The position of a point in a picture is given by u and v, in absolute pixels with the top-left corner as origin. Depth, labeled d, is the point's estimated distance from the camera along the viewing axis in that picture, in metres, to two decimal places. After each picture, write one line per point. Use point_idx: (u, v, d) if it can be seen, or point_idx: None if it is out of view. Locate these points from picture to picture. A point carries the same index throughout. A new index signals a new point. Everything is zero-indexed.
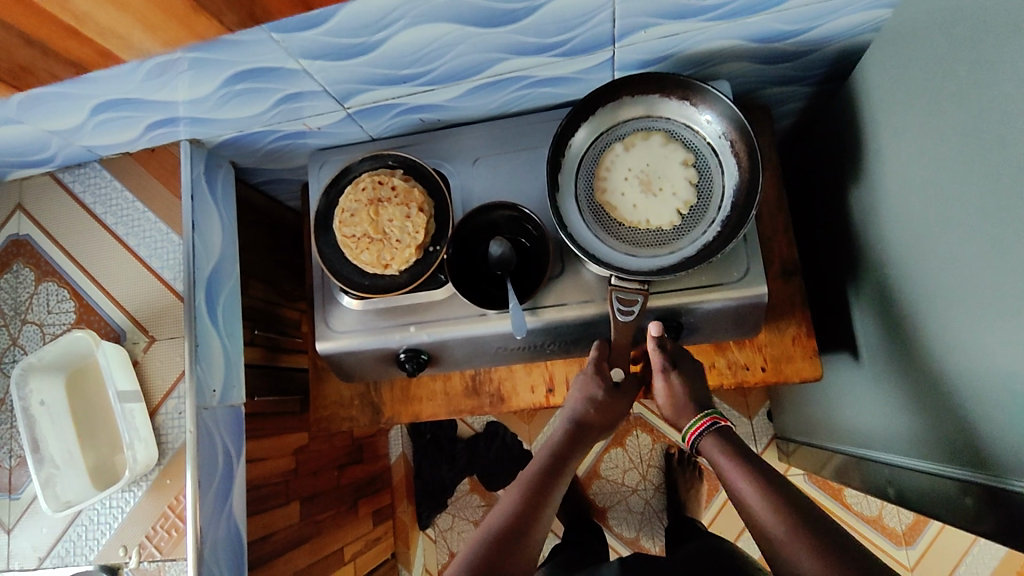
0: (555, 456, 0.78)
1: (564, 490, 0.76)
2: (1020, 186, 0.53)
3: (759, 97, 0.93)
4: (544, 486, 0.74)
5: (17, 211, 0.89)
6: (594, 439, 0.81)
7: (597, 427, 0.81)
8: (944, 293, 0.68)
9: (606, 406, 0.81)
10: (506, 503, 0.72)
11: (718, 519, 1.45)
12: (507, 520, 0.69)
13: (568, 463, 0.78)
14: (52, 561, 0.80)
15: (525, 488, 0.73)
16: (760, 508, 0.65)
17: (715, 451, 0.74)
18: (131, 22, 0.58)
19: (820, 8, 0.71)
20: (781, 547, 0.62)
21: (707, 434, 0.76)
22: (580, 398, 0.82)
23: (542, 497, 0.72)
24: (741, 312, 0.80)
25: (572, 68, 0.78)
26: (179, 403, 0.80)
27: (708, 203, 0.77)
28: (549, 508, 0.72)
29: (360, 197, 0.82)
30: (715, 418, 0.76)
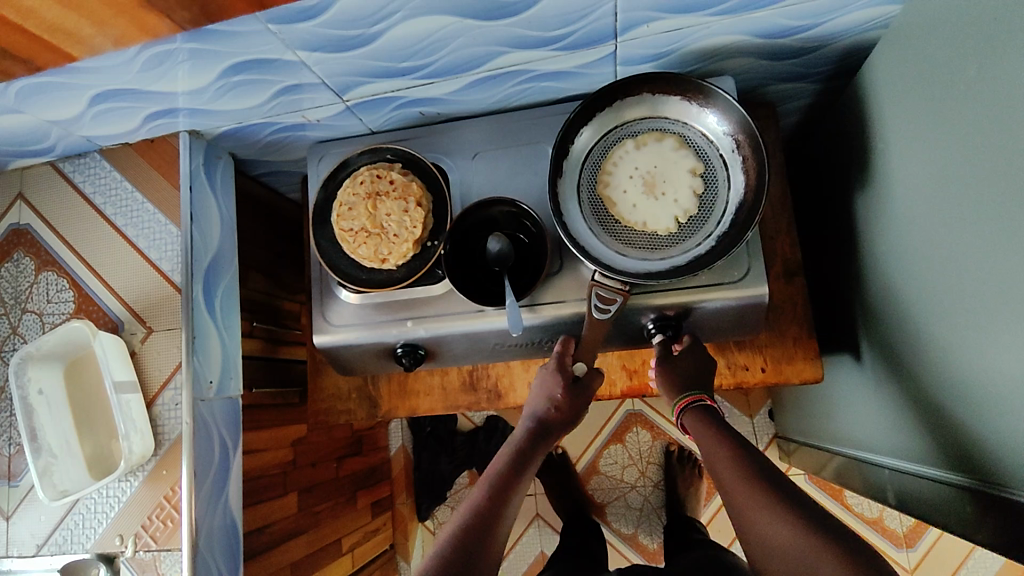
0: (518, 453, 0.77)
1: (525, 488, 0.75)
2: None
3: (765, 93, 0.91)
4: (507, 484, 0.73)
5: (18, 200, 0.89)
6: (556, 435, 0.80)
7: (558, 423, 0.80)
8: (948, 296, 0.67)
9: (568, 403, 0.79)
10: (469, 503, 0.71)
11: (717, 517, 1.44)
12: (468, 522, 0.69)
13: (527, 461, 0.77)
14: (50, 548, 0.80)
15: (489, 489, 0.72)
16: (733, 475, 0.65)
17: (695, 425, 0.74)
18: (78, 19, 0.57)
19: (828, 3, 0.70)
20: (749, 516, 0.61)
21: (688, 410, 0.75)
22: (542, 396, 0.79)
23: (504, 497, 0.72)
24: (741, 312, 0.79)
25: (573, 62, 0.77)
26: (176, 394, 0.80)
27: (709, 214, 0.76)
28: (509, 508, 0.72)
29: (358, 191, 0.82)
30: (697, 396, 0.76)
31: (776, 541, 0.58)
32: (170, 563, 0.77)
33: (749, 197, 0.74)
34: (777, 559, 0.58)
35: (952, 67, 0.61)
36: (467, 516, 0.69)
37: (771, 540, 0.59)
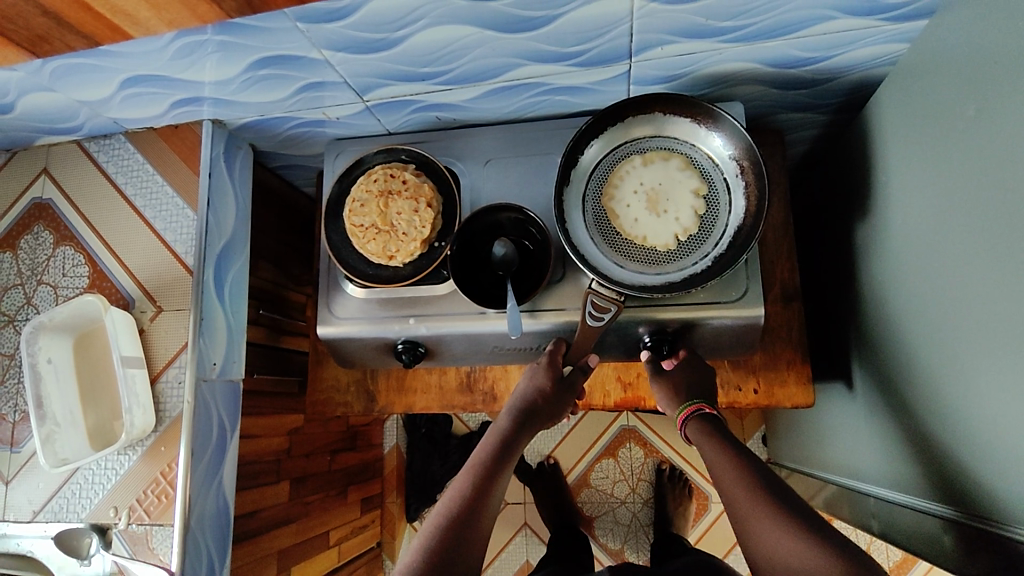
0: (502, 444, 0.77)
1: (511, 478, 0.76)
2: (1018, 228, 0.54)
3: (774, 121, 0.93)
4: (490, 476, 0.73)
5: (43, 175, 0.92)
6: (541, 424, 0.80)
7: (545, 414, 0.80)
8: (940, 329, 0.68)
9: (555, 395, 0.80)
10: (451, 496, 0.71)
11: (705, 539, 1.45)
12: (449, 518, 0.69)
13: (514, 451, 0.77)
14: (45, 516, 0.82)
15: (474, 480, 0.73)
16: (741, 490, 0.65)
17: (698, 435, 0.73)
18: (146, 2, 0.60)
19: (837, 37, 0.73)
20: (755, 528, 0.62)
21: (692, 419, 0.75)
22: (530, 388, 0.80)
23: (486, 489, 0.72)
24: (737, 332, 0.80)
25: (588, 78, 0.80)
26: (180, 372, 0.81)
27: (706, 235, 0.78)
28: (495, 500, 0.72)
29: (371, 188, 0.84)
30: (699, 405, 0.76)
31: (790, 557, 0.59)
32: (161, 538, 0.79)
33: (749, 222, 0.76)
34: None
35: (953, 107, 0.63)
36: (449, 511, 0.70)
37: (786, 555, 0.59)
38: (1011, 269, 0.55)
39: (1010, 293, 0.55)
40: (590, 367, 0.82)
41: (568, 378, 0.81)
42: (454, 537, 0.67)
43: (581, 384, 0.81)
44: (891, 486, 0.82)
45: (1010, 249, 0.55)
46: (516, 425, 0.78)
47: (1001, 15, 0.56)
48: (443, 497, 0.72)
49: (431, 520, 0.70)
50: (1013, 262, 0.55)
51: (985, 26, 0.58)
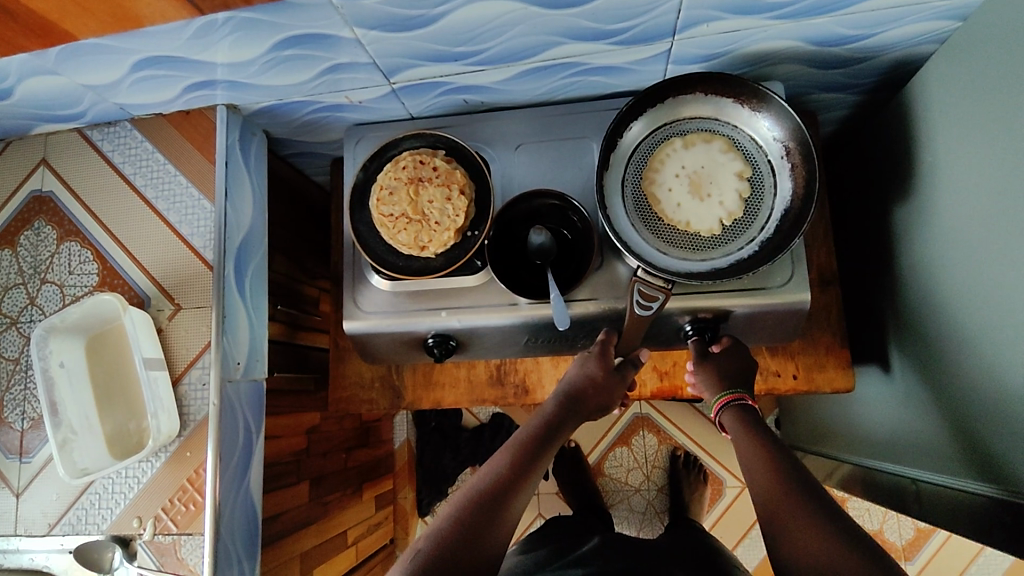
0: (544, 428, 0.74)
1: (551, 463, 0.72)
2: None
3: (807, 101, 0.91)
4: (531, 456, 0.70)
5: (42, 165, 0.86)
6: (587, 412, 0.78)
7: (591, 403, 0.78)
8: (992, 309, 0.67)
9: (605, 384, 0.78)
10: (485, 472, 0.68)
11: (721, 523, 1.45)
12: (481, 490, 0.65)
13: (556, 437, 0.74)
14: (62, 529, 0.77)
15: (512, 459, 0.69)
16: (767, 483, 0.65)
17: (732, 423, 0.74)
18: None
19: (887, 13, 0.71)
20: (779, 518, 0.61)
21: (729, 404, 0.75)
22: (579, 374, 0.78)
23: (525, 469, 0.68)
24: (780, 318, 0.79)
25: (627, 57, 0.77)
26: (204, 373, 0.77)
27: (752, 219, 0.76)
28: (533, 480, 0.69)
29: (400, 175, 0.80)
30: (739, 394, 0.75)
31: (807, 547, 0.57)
32: (190, 548, 0.75)
33: (797, 205, 0.74)
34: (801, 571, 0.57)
35: (1013, 85, 0.62)
36: (482, 484, 0.66)
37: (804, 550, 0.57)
38: None
39: None
40: (639, 362, 0.82)
41: (618, 369, 0.79)
42: (494, 507, 0.64)
43: (630, 375, 0.80)
44: (926, 467, 0.82)
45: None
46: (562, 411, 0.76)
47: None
48: (476, 472, 0.69)
49: (467, 489, 0.66)
50: None
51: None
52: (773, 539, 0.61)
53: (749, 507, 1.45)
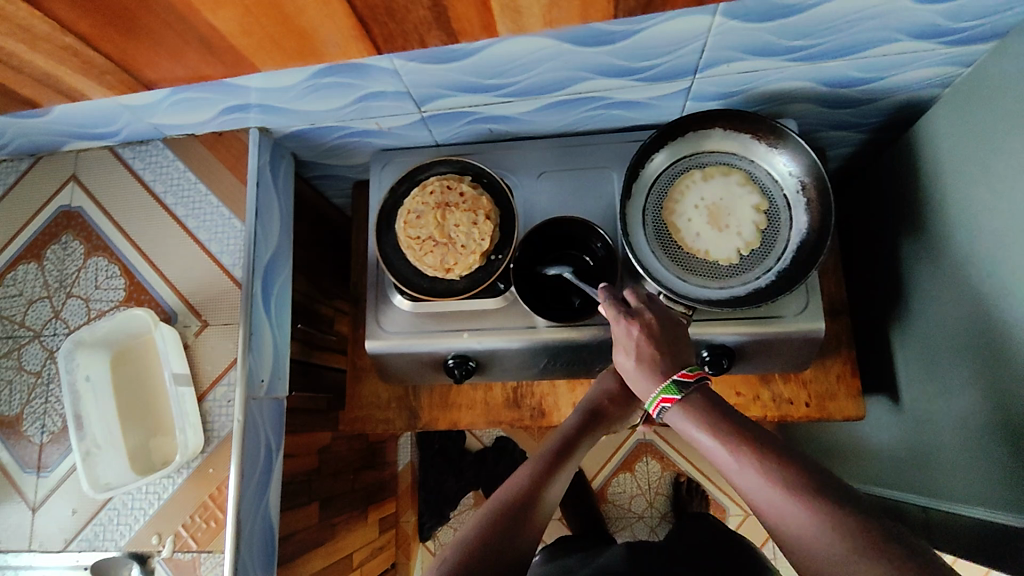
0: (565, 440, 0.75)
1: (572, 475, 0.74)
2: None
3: (817, 138, 0.95)
4: (553, 467, 0.71)
5: (71, 181, 0.87)
6: (605, 427, 0.80)
7: (609, 417, 0.80)
8: (1000, 341, 0.70)
9: (622, 397, 0.80)
10: (510, 483, 0.69)
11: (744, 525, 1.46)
12: (508, 500, 0.66)
13: (577, 450, 0.75)
14: (78, 544, 0.77)
15: (535, 470, 0.70)
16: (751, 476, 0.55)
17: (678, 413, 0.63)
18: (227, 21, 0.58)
19: (898, 58, 0.75)
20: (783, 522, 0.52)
21: (669, 407, 0.64)
22: (597, 390, 0.81)
23: (547, 479, 0.70)
24: (795, 346, 0.81)
25: (649, 93, 0.80)
26: (229, 391, 0.78)
27: (768, 250, 0.78)
28: (555, 491, 0.70)
29: (427, 200, 0.82)
30: (661, 399, 0.64)
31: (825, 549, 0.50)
32: (210, 565, 0.75)
33: (812, 237, 0.77)
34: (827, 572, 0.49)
35: (1015, 131, 0.66)
36: (508, 494, 0.67)
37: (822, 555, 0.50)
38: None
39: None
40: None
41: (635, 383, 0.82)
42: (520, 515, 0.65)
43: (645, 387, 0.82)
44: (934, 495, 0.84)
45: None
46: (582, 424, 0.77)
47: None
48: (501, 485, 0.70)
49: (491, 499, 0.67)
50: None
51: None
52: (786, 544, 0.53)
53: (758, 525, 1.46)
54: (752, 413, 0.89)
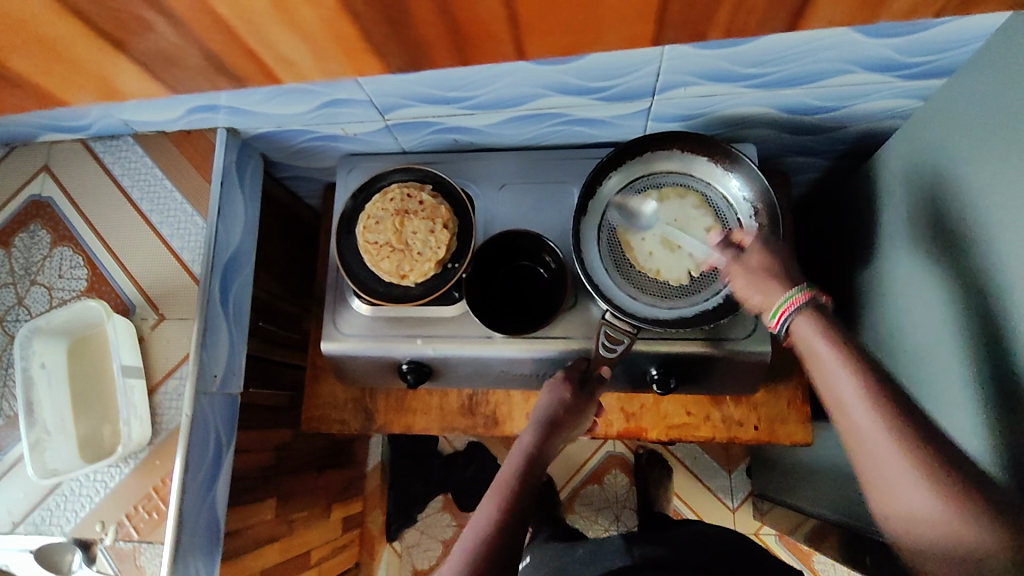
0: (529, 460, 0.74)
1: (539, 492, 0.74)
2: (1009, 289, 0.57)
3: (781, 163, 0.96)
4: (518, 494, 0.70)
5: (43, 171, 0.89)
6: (564, 433, 0.77)
7: (566, 425, 0.77)
8: (934, 375, 0.70)
9: (576, 405, 0.78)
10: (479, 521, 0.68)
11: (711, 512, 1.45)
12: (480, 545, 0.65)
13: (541, 467, 0.75)
14: (25, 527, 0.78)
15: (501, 502, 0.70)
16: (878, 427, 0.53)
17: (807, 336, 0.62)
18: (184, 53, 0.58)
19: (853, 89, 0.75)
20: (892, 472, 0.51)
21: (802, 313, 0.63)
22: (552, 399, 0.77)
23: (517, 511, 0.69)
24: (742, 368, 0.82)
25: (609, 112, 0.81)
26: (180, 384, 0.79)
27: (718, 273, 0.79)
28: (525, 519, 0.70)
29: (387, 207, 0.83)
30: (801, 296, 0.63)
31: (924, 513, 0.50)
32: (149, 556, 0.76)
33: None
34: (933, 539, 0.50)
35: (954, 169, 0.67)
36: (479, 538, 0.66)
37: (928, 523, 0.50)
38: (1004, 325, 0.58)
39: (1003, 346, 0.58)
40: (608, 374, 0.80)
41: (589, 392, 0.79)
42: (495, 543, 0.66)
43: (597, 394, 0.80)
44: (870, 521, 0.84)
45: (1004, 307, 0.58)
46: (540, 438, 0.75)
47: (1007, 91, 0.59)
48: (470, 522, 0.69)
49: (462, 543, 0.66)
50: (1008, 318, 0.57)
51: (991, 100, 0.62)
52: (892, 502, 0.52)
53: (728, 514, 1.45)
54: (701, 433, 0.89)
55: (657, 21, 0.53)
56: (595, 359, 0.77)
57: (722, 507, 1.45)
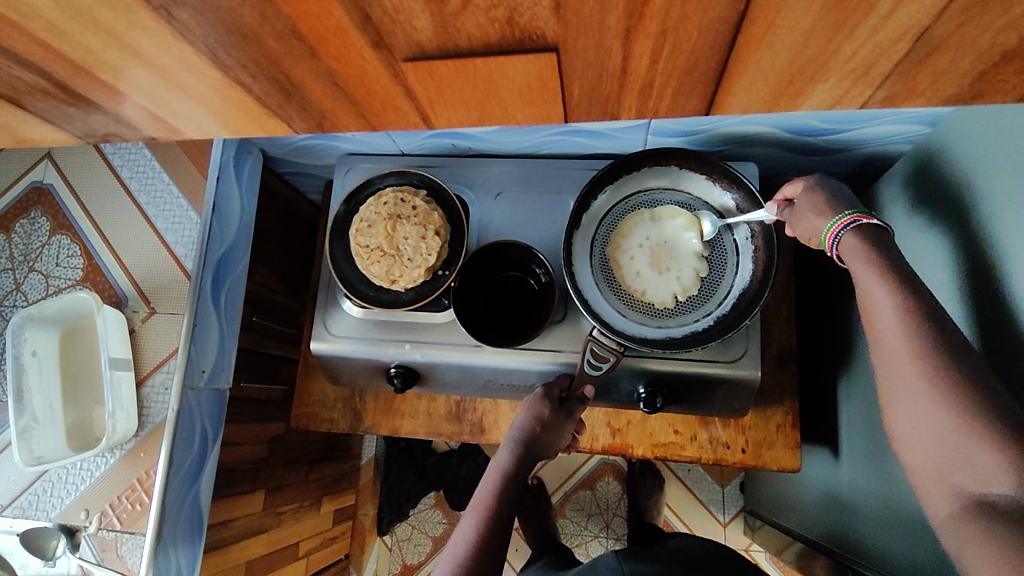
0: (507, 479, 0.75)
1: (519, 510, 0.75)
2: (1004, 336, 0.55)
3: (786, 182, 0.94)
4: (495, 515, 0.72)
5: (45, 159, 0.89)
6: (542, 450, 0.78)
7: (544, 442, 0.78)
8: None
9: (555, 424, 0.77)
10: (458, 542, 0.70)
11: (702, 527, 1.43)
12: (458, 567, 0.67)
13: (519, 484, 0.75)
14: (12, 511, 0.80)
15: (478, 523, 0.71)
16: (903, 347, 0.50)
17: (854, 248, 0.57)
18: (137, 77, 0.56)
19: (857, 113, 0.72)
20: (903, 383, 0.49)
21: (851, 230, 0.58)
22: (529, 417, 0.77)
23: (494, 532, 0.70)
24: (731, 391, 0.81)
25: (608, 125, 0.79)
26: (166, 378, 0.81)
27: (709, 294, 0.78)
28: (504, 536, 0.71)
29: (380, 210, 0.82)
30: (854, 217, 0.59)
31: (926, 430, 0.47)
32: (131, 547, 0.77)
33: (755, 285, 0.76)
34: (933, 459, 0.47)
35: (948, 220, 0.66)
36: (456, 559, 0.68)
37: (928, 440, 0.47)
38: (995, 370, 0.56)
39: None
40: (589, 396, 0.80)
41: (567, 410, 0.78)
42: (475, 556, 0.68)
43: (578, 413, 0.79)
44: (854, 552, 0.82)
45: (995, 351, 0.56)
46: (517, 458, 0.76)
47: (995, 154, 0.58)
48: (449, 544, 0.71)
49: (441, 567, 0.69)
50: (1001, 364, 0.55)
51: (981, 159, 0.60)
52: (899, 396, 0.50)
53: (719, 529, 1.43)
54: (686, 453, 0.89)
55: (568, 108, 0.45)
56: (575, 379, 0.77)
57: (713, 521, 1.44)
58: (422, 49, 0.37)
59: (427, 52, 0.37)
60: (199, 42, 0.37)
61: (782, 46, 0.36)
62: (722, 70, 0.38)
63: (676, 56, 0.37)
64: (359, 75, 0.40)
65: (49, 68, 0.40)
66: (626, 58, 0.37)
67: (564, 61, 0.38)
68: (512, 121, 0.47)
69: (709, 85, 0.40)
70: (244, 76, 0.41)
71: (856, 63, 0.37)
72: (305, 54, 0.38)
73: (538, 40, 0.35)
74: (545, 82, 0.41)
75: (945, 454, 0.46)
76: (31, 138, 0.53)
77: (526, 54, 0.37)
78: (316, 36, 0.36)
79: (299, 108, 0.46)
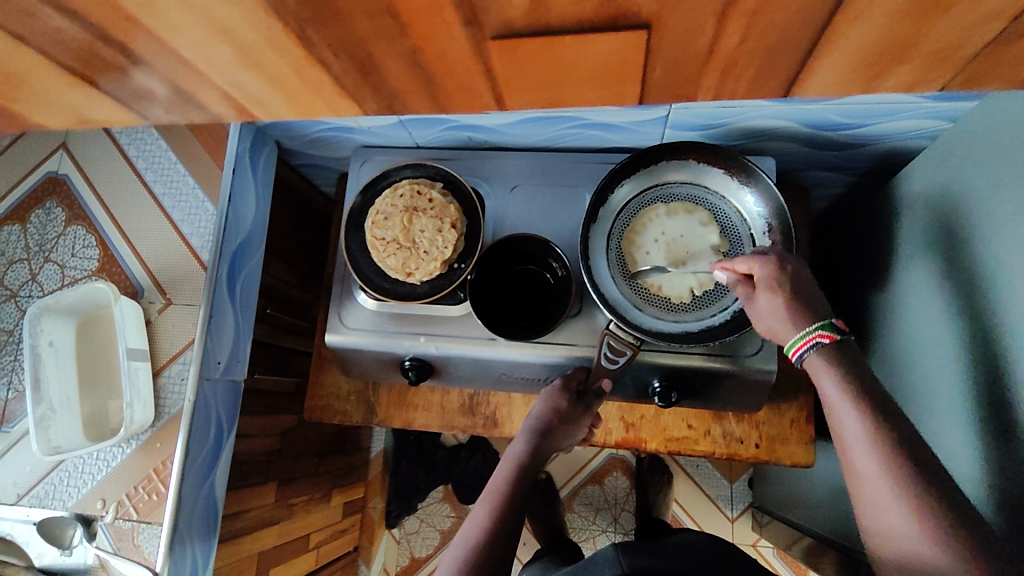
0: (522, 467, 0.75)
1: (531, 501, 0.74)
2: None
3: (802, 177, 0.94)
4: (509, 500, 0.71)
5: (61, 149, 0.89)
6: (556, 442, 0.78)
7: (559, 432, 0.78)
8: (943, 408, 0.68)
9: (571, 415, 0.78)
10: (471, 525, 0.69)
11: (708, 525, 1.44)
12: (472, 548, 0.66)
13: (533, 475, 0.75)
14: (29, 500, 0.81)
15: (492, 508, 0.70)
16: (876, 474, 0.52)
17: (822, 368, 0.58)
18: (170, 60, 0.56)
19: (878, 107, 0.72)
20: (881, 505, 0.52)
21: (817, 351, 0.58)
22: (546, 408, 0.78)
23: (507, 516, 0.69)
24: (747, 386, 0.80)
25: (626, 117, 0.79)
26: (183, 369, 0.81)
27: (727, 289, 0.77)
28: (517, 523, 0.70)
29: (396, 202, 0.82)
30: (815, 337, 0.59)
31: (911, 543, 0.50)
32: (147, 536, 0.77)
33: None
34: (916, 573, 0.50)
35: (971, 229, 0.65)
36: (470, 541, 0.67)
37: (913, 554, 0.50)
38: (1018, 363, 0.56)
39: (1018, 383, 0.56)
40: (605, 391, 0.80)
41: (583, 402, 0.79)
42: (489, 538, 0.67)
43: (594, 407, 0.80)
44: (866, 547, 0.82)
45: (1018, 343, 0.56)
46: (533, 447, 0.76)
47: None
48: (461, 528, 0.70)
49: (452, 550, 0.67)
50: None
51: (1010, 175, 0.59)
52: (878, 516, 0.52)
53: (725, 525, 1.44)
54: (700, 447, 0.89)
55: (642, 87, 0.46)
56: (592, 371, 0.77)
57: (721, 516, 1.44)
58: (512, 26, 0.38)
59: (516, 30, 0.38)
60: (289, 18, 0.38)
61: (867, 25, 0.37)
62: (800, 45, 0.39)
63: (765, 34, 0.38)
64: (441, 52, 0.41)
65: (128, 43, 0.41)
66: (716, 37, 0.39)
67: (652, 41, 0.39)
68: (583, 100, 0.49)
69: (767, 62, 0.41)
70: (327, 54, 0.42)
71: (946, 42, 0.38)
72: (394, 33, 0.39)
73: (631, 17, 0.37)
74: (625, 62, 0.42)
75: (914, 563, 0.50)
76: (94, 118, 0.54)
77: (615, 32, 0.38)
78: (409, 14, 0.37)
79: (374, 90, 0.47)
